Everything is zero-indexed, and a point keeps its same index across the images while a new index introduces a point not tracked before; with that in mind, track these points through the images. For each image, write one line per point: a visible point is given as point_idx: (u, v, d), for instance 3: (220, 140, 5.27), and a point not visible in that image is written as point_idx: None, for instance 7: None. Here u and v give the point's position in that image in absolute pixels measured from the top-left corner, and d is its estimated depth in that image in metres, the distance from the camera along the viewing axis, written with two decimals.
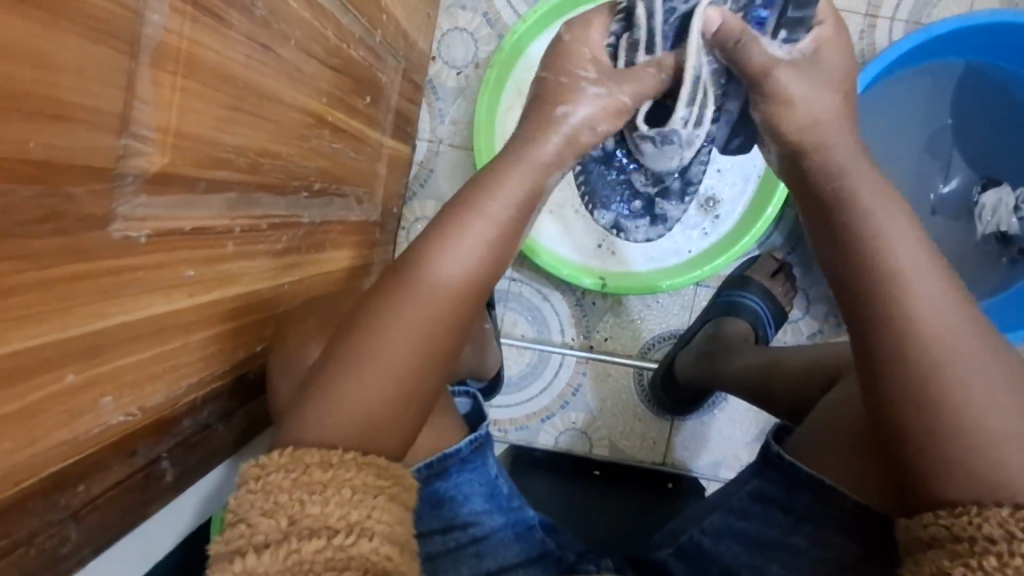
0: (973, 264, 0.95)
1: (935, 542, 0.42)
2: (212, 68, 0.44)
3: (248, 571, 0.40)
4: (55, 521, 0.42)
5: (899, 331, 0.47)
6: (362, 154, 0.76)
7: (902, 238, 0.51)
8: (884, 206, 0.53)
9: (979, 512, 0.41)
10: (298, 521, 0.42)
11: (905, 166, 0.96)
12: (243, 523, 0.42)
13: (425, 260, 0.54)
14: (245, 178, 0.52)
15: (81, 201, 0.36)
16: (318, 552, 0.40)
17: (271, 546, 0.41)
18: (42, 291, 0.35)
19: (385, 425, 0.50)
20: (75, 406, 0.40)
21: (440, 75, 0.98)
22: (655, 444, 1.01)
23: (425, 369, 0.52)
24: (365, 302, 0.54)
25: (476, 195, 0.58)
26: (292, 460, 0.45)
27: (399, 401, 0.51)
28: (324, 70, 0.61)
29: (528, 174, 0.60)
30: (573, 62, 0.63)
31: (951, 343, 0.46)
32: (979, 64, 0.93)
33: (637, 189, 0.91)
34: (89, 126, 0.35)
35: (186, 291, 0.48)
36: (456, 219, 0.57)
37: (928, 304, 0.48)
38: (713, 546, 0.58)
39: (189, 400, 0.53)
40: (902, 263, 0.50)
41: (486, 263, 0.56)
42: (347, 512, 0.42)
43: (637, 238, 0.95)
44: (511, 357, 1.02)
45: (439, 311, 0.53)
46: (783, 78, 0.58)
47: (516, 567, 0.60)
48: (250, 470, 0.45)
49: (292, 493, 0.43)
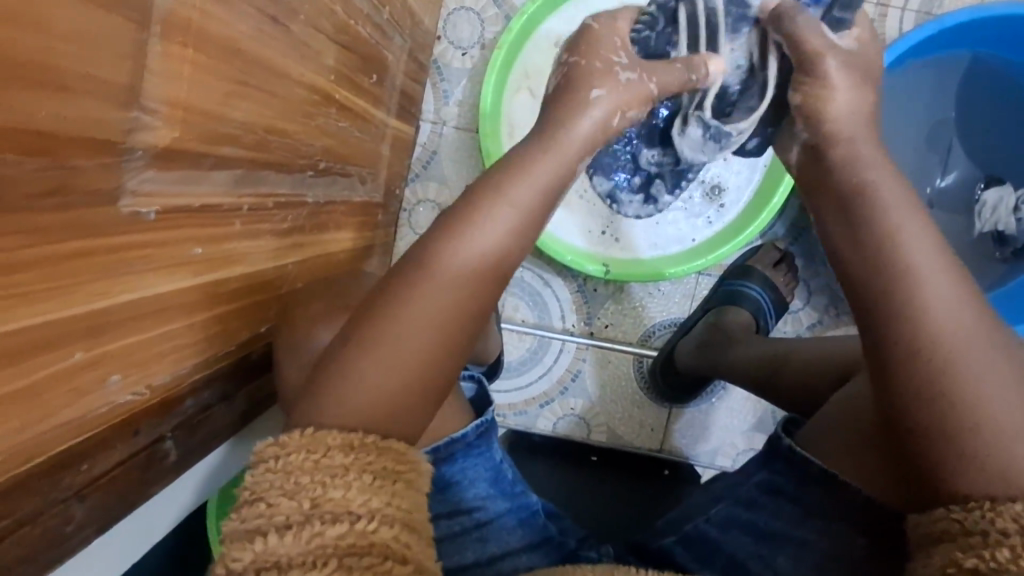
0: (970, 261, 0.94)
1: (945, 536, 0.43)
2: (221, 41, 0.43)
3: (269, 552, 0.39)
4: (59, 500, 0.42)
5: (912, 332, 0.47)
6: (367, 133, 0.75)
7: (915, 237, 0.51)
8: (901, 204, 0.52)
9: (992, 507, 0.42)
10: (320, 504, 0.41)
11: (906, 159, 0.95)
12: (262, 502, 0.42)
13: (437, 242, 0.54)
14: (251, 155, 0.51)
15: (88, 176, 0.35)
16: (341, 537, 0.40)
17: (293, 528, 0.40)
18: (49, 267, 0.34)
19: (400, 411, 0.50)
20: (81, 385, 0.40)
21: (445, 55, 0.97)
22: (654, 431, 1.01)
23: (440, 356, 0.52)
24: (384, 288, 0.54)
25: (500, 180, 0.57)
26: (312, 441, 0.45)
27: (413, 386, 0.50)
28: (330, 46, 0.59)
29: (551, 156, 0.59)
30: (605, 49, 0.62)
31: (961, 344, 0.46)
32: (987, 59, 0.91)
33: (640, 164, 0.87)
34: (97, 97, 0.34)
35: (191, 270, 0.48)
36: (487, 206, 0.56)
37: (940, 303, 0.47)
38: (719, 536, 0.59)
39: (192, 380, 0.53)
40: (916, 261, 0.49)
41: (509, 249, 0.56)
42: (368, 498, 0.42)
43: (630, 214, 0.94)
44: (511, 342, 1.01)
45: (461, 300, 0.53)
46: (831, 64, 0.58)
47: (520, 551, 0.60)
48: (267, 449, 0.45)
49: (313, 475, 0.43)
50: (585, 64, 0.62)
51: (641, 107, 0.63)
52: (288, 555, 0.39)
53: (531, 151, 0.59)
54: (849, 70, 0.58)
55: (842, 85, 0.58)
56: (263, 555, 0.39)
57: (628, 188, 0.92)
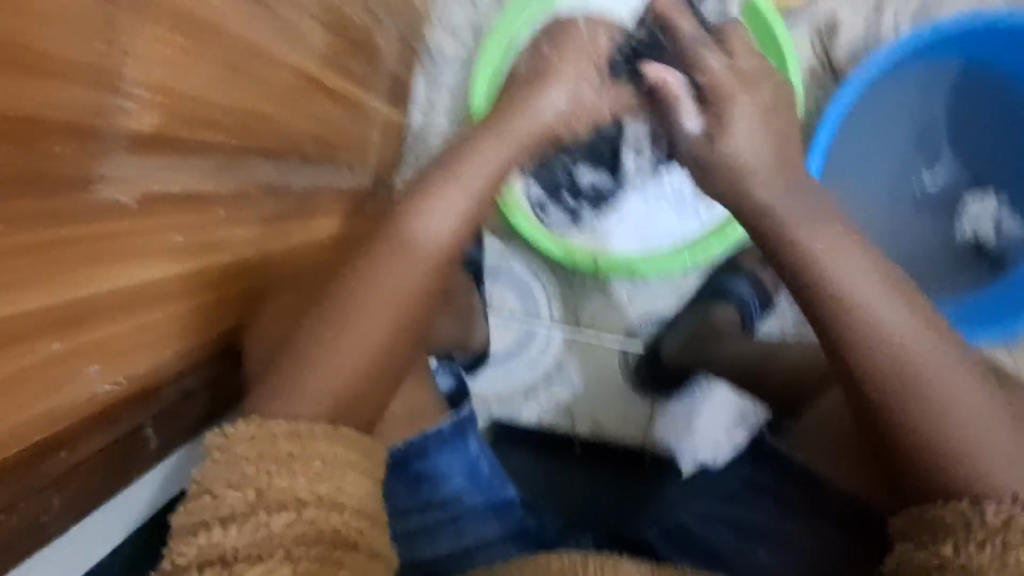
0: (942, 264, 0.90)
1: (920, 540, 0.43)
2: (209, 25, 0.42)
3: (214, 545, 0.39)
4: (35, 490, 0.42)
5: (871, 352, 0.49)
6: (356, 119, 0.74)
7: (845, 256, 0.53)
8: (805, 226, 0.55)
9: (950, 506, 0.43)
10: (265, 493, 0.42)
11: (891, 160, 0.90)
12: (208, 494, 0.42)
13: (401, 230, 0.56)
14: (237, 142, 0.50)
15: (66, 162, 0.35)
16: (288, 526, 0.40)
17: (238, 519, 0.41)
18: (29, 256, 0.34)
19: (363, 398, 0.52)
20: (61, 375, 0.40)
21: (437, 41, 0.95)
22: (636, 423, 0.98)
23: (401, 341, 0.54)
24: (348, 271, 0.55)
25: (464, 168, 0.60)
26: (258, 431, 0.45)
27: (373, 372, 0.53)
28: (319, 30, 0.58)
29: (508, 145, 0.63)
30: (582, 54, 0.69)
31: (924, 361, 0.48)
32: (985, 66, 0.86)
33: (575, 181, 0.94)
34: (76, 83, 0.34)
35: (175, 258, 0.47)
36: (449, 191, 0.59)
37: (891, 311, 0.50)
38: (699, 528, 0.61)
39: (172, 369, 0.52)
40: (845, 279, 0.52)
41: (460, 230, 0.59)
42: (317, 486, 0.42)
43: (553, 227, 0.95)
44: (497, 332, 1.00)
45: (424, 289, 0.55)
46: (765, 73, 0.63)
47: (496, 542, 0.59)
48: (215, 441, 0.45)
49: (258, 465, 0.43)
50: (558, 64, 0.68)
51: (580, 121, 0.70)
52: (232, 547, 0.39)
53: (502, 151, 0.63)
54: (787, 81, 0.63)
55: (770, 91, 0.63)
56: (206, 548, 0.40)
57: (558, 200, 0.95)
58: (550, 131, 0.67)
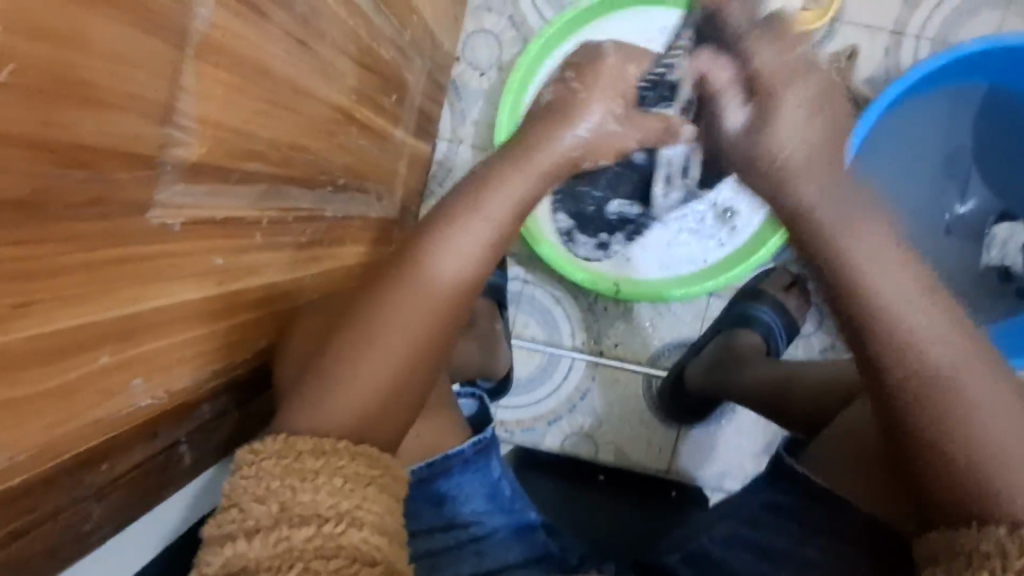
0: (968, 293, 0.89)
1: (937, 556, 0.45)
2: (252, 62, 0.46)
3: (237, 556, 0.41)
4: (80, 498, 0.44)
5: (897, 370, 0.49)
6: (385, 151, 0.77)
7: (879, 263, 0.53)
8: (832, 242, 0.55)
9: (979, 530, 0.43)
10: (289, 508, 0.43)
11: (918, 186, 0.90)
12: (235, 508, 0.44)
13: (426, 265, 0.58)
14: (277, 170, 0.53)
15: (124, 187, 0.38)
16: (308, 540, 0.41)
17: (261, 531, 0.42)
18: (81, 273, 0.37)
19: (388, 416, 0.53)
20: (108, 387, 0.42)
21: (463, 77, 0.99)
22: (660, 453, 0.98)
23: (423, 363, 0.56)
24: (368, 295, 0.57)
25: (481, 196, 0.62)
26: (285, 448, 0.47)
27: (396, 393, 0.54)
28: (354, 67, 0.62)
29: (518, 173, 0.64)
30: (605, 86, 0.68)
31: (956, 379, 0.48)
32: (1008, 92, 0.86)
33: (604, 209, 0.95)
34: (135, 114, 0.37)
35: (215, 279, 0.50)
36: (466, 219, 0.60)
37: (929, 330, 0.49)
38: (722, 554, 0.61)
39: (210, 386, 0.54)
40: (886, 295, 0.51)
41: (482, 260, 0.60)
42: (338, 501, 0.43)
43: (580, 255, 0.95)
44: (521, 359, 1.01)
45: (442, 311, 0.57)
46: (795, 90, 0.59)
47: (517, 567, 0.60)
48: (244, 456, 0.47)
49: (283, 480, 0.44)
50: (581, 96, 0.67)
51: (599, 149, 0.69)
52: (255, 559, 0.41)
53: (518, 178, 0.63)
54: (814, 95, 0.59)
55: (798, 103, 0.59)
56: (232, 559, 0.41)
57: (585, 228, 0.95)
58: (574, 158, 0.67)
